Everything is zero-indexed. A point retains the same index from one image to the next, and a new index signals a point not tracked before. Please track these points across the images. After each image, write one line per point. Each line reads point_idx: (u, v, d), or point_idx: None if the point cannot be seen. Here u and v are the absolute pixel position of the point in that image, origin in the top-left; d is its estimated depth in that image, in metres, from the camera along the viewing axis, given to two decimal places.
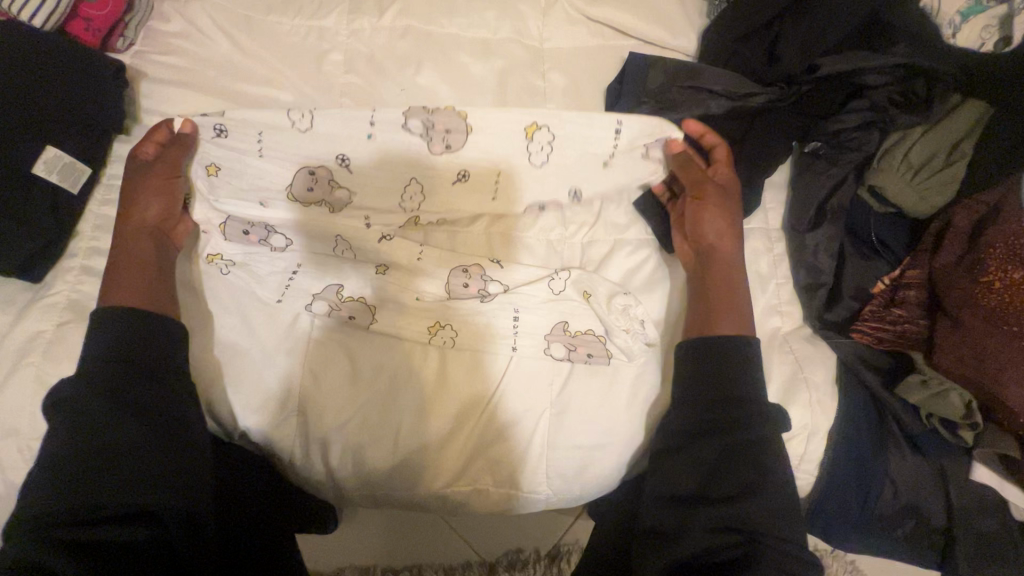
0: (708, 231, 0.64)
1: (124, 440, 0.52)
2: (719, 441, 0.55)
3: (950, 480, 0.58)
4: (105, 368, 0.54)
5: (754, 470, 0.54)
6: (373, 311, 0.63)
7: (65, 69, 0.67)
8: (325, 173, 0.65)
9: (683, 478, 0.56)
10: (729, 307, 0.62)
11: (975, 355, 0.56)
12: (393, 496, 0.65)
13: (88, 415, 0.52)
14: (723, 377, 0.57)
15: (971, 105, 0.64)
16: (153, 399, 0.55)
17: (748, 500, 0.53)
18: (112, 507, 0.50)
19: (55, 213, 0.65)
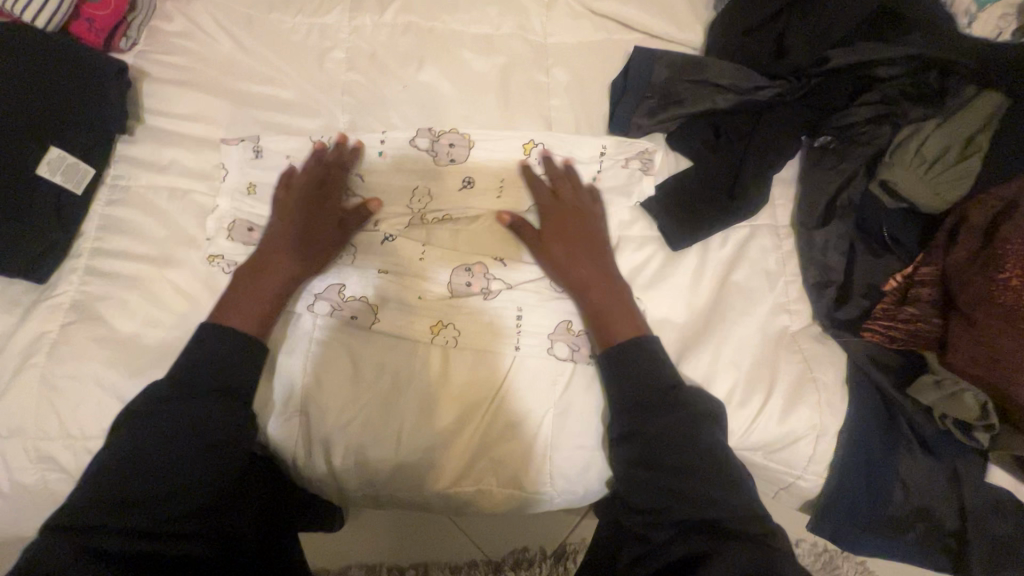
0: (577, 257, 0.63)
1: (173, 448, 0.53)
2: (652, 439, 0.54)
3: (963, 482, 0.57)
4: (175, 376, 0.55)
5: (702, 465, 0.53)
6: (376, 310, 0.63)
7: (68, 70, 0.67)
8: (341, 182, 0.67)
9: (635, 476, 0.55)
10: (620, 318, 0.60)
11: (992, 355, 0.54)
12: (395, 496, 0.64)
13: (152, 418, 0.54)
14: (639, 380, 0.56)
15: (984, 98, 0.62)
16: (214, 412, 0.55)
17: (696, 497, 0.52)
18: (149, 513, 0.51)
19: (59, 214, 0.65)
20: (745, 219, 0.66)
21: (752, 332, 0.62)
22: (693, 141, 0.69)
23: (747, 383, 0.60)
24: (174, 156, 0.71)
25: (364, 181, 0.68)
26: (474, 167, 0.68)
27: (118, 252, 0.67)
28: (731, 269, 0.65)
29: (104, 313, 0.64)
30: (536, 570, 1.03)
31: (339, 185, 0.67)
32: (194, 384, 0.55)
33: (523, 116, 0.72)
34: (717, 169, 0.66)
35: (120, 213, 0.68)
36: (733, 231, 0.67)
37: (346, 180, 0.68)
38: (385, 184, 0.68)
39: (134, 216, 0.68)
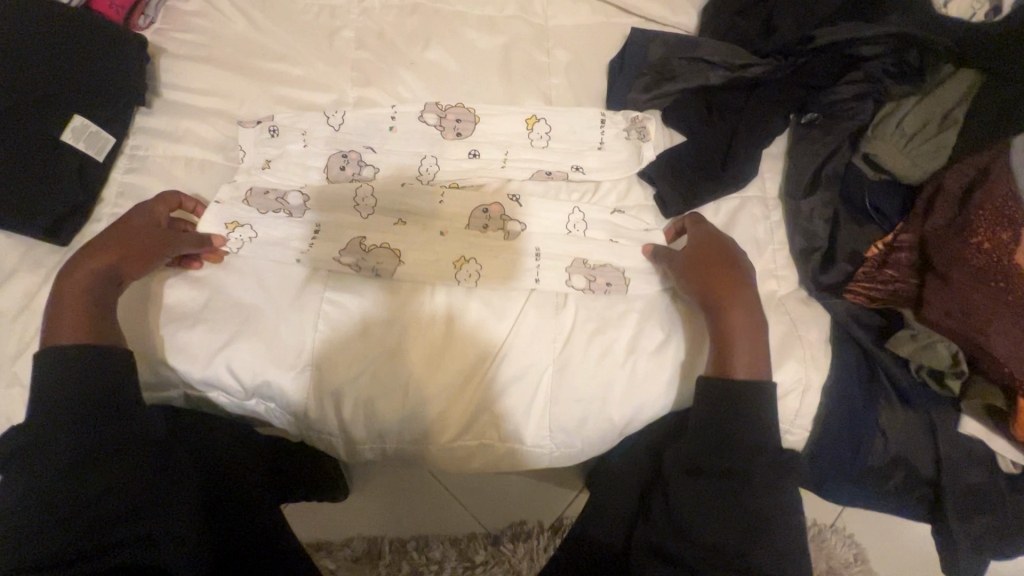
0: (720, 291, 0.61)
1: (60, 448, 0.54)
2: (728, 487, 0.56)
3: (939, 434, 0.60)
4: (55, 412, 0.55)
5: (766, 514, 0.55)
6: (398, 255, 0.66)
7: (90, 44, 0.70)
8: (354, 155, 0.71)
9: (699, 523, 0.56)
10: (744, 350, 0.60)
11: (963, 310, 0.57)
12: (402, 450, 0.68)
13: (48, 451, 0.54)
14: (735, 417, 0.58)
15: (964, 75, 0.65)
16: (102, 430, 0.55)
17: (761, 544, 0.54)
18: (48, 511, 0.52)
19: (81, 179, 0.68)
20: (734, 193, 0.70)
21: None
22: (686, 116, 0.71)
23: None
24: (190, 127, 0.74)
25: (376, 153, 0.71)
26: (474, 133, 0.72)
27: None
28: None
29: None
30: (534, 542, 1.07)
31: (351, 157, 0.71)
32: (81, 408, 0.55)
33: (525, 93, 0.76)
34: (712, 140, 0.70)
35: (138, 181, 0.71)
36: (725, 203, 0.70)
37: (359, 154, 0.71)
38: (394, 154, 0.71)
39: (152, 184, 0.71)
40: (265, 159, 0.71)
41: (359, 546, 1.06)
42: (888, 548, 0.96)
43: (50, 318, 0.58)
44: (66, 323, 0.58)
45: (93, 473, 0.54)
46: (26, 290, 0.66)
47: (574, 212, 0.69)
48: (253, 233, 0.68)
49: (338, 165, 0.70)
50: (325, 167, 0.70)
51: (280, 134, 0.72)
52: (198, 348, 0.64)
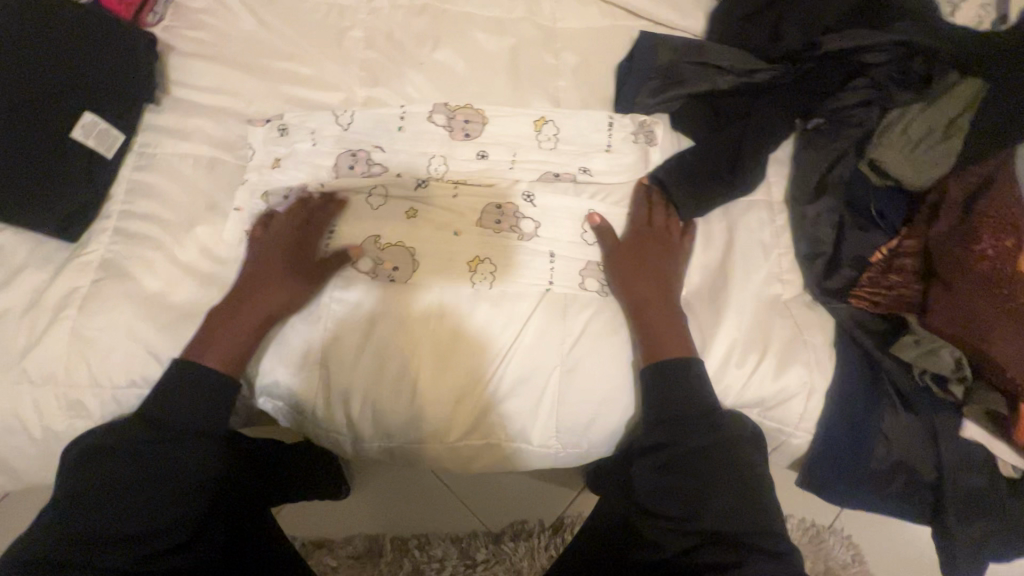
0: (639, 288, 0.66)
1: (128, 458, 0.59)
2: (665, 459, 0.60)
3: (941, 440, 0.61)
4: (124, 440, 0.59)
5: (709, 477, 0.59)
6: (411, 252, 0.67)
7: (99, 41, 0.70)
8: (363, 154, 0.71)
9: (644, 492, 0.61)
10: (665, 336, 0.63)
11: (968, 316, 0.58)
12: (408, 450, 0.68)
13: (111, 476, 0.58)
14: (677, 400, 0.61)
15: (969, 83, 0.65)
16: (162, 463, 0.59)
17: (702, 507, 0.58)
18: (107, 514, 0.57)
19: (91, 176, 0.68)
20: (740, 197, 0.70)
21: (748, 297, 0.66)
22: (693, 121, 0.73)
23: (742, 344, 0.64)
24: (199, 125, 0.74)
25: (386, 151, 0.71)
26: (484, 130, 0.72)
27: (145, 215, 0.70)
28: (728, 241, 0.70)
29: (132, 271, 0.67)
30: (535, 540, 1.07)
31: (360, 156, 0.71)
32: (148, 439, 0.59)
33: (533, 95, 0.76)
34: (721, 144, 0.70)
35: (147, 178, 0.71)
36: (731, 207, 0.71)
37: (368, 152, 0.71)
38: (403, 153, 0.71)
39: (160, 181, 0.71)
40: (275, 158, 0.71)
41: (360, 543, 1.06)
42: (885, 549, 0.97)
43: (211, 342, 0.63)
44: (218, 348, 0.63)
45: (138, 487, 0.58)
46: (35, 285, 0.66)
47: (584, 215, 0.70)
48: (274, 237, 0.69)
49: (347, 164, 0.70)
50: (336, 165, 0.70)
51: (289, 133, 0.72)
52: None
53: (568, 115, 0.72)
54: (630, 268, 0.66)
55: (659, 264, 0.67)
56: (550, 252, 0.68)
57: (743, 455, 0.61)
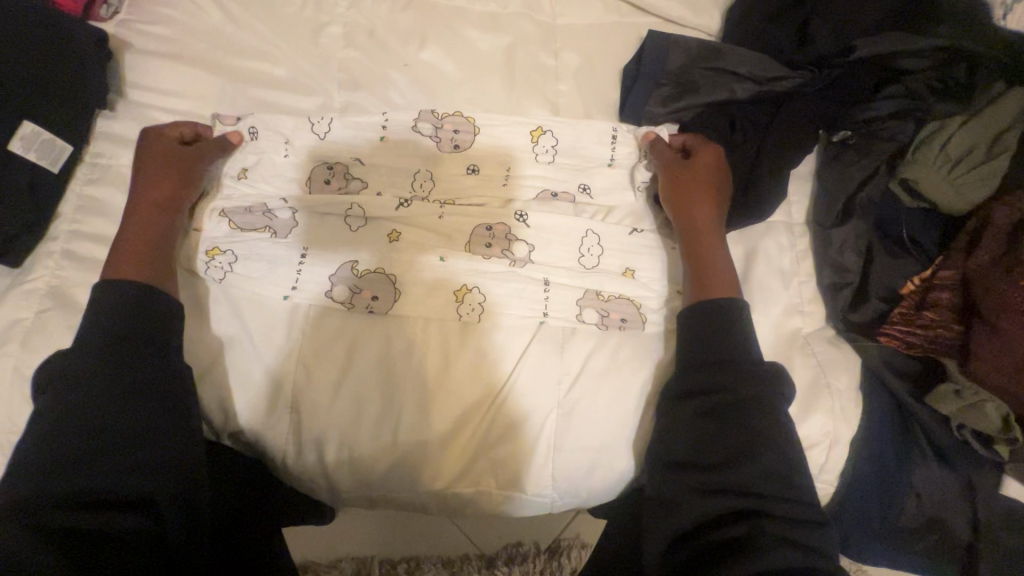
0: (695, 214, 0.60)
1: (102, 383, 0.48)
2: (718, 403, 0.52)
3: (977, 496, 0.55)
4: (89, 356, 0.49)
5: (760, 429, 0.51)
6: (394, 280, 0.61)
7: (42, 39, 0.62)
8: (340, 167, 0.64)
9: (681, 441, 0.53)
10: (717, 273, 0.58)
11: (1015, 365, 0.52)
12: (390, 498, 0.62)
13: (85, 395, 0.47)
14: (717, 341, 0.54)
15: (1016, 94, 0.60)
16: (133, 380, 0.49)
17: (746, 461, 0.50)
18: (79, 446, 0.46)
19: (35, 192, 0.61)
20: (758, 221, 0.63)
21: (764, 332, 0.60)
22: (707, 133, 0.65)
23: None
24: None
25: (364, 164, 0.64)
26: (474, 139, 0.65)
27: (98, 236, 0.63)
28: (746, 269, 0.63)
29: (82, 300, 0.60)
30: (530, 564, 1.02)
31: (337, 169, 0.64)
32: (116, 354, 0.49)
33: (530, 100, 0.69)
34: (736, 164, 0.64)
35: (101, 194, 0.64)
36: (748, 229, 0.64)
37: (347, 163, 0.64)
38: (386, 165, 0.64)
39: (115, 197, 0.64)
40: (240, 167, 0.64)
41: (348, 566, 1.01)
42: None
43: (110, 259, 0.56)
44: (128, 264, 0.55)
45: (116, 410, 0.48)
46: None
47: (585, 237, 0.63)
48: (236, 260, 0.61)
49: (324, 180, 0.63)
50: (309, 180, 0.63)
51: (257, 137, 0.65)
52: None
53: (573, 124, 0.65)
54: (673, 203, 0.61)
55: (711, 193, 0.61)
56: (546, 280, 0.61)
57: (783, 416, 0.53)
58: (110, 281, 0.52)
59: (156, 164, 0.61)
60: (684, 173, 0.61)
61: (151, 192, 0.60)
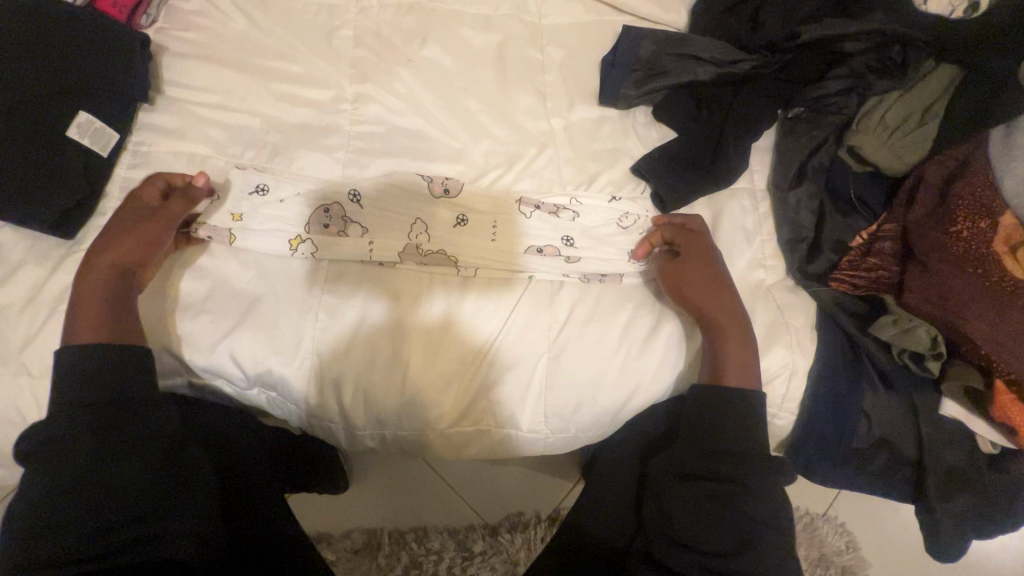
0: (707, 300, 0.65)
1: (88, 449, 0.55)
2: (720, 488, 0.58)
3: (920, 415, 0.63)
4: (71, 423, 0.56)
5: (753, 515, 0.57)
6: (399, 240, 0.68)
7: (93, 43, 0.71)
8: (337, 208, 0.69)
9: (683, 520, 0.59)
10: (734, 358, 0.63)
11: (942, 296, 0.60)
12: (400, 437, 0.70)
13: (65, 458, 0.55)
14: (725, 433, 0.61)
15: (945, 69, 0.68)
16: (115, 440, 0.57)
17: (748, 551, 0.56)
18: (77, 502, 0.53)
19: (86, 175, 0.69)
20: (724, 186, 0.72)
21: (731, 282, 0.68)
22: (677, 113, 0.75)
23: None
24: (191, 122, 0.75)
25: (362, 207, 0.70)
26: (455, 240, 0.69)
27: None
28: (714, 230, 0.71)
29: None
30: (532, 533, 1.07)
31: (335, 210, 0.69)
32: (94, 418, 0.57)
33: (519, 90, 0.77)
34: (702, 137, 0.73)
35: (141, 175, 0.72)
36: (715, 196, 0.72)
37: (343, 214, 0.69)
38: (395, 150, 0.74)
39: None
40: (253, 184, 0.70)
41: (359, 537, 1.05)
42: (878, 532, 0.99)
43: (75, 309, 0.62)
44: (92, 325, 0.60)
45: (106, 469, 0.55)
46: (32, 282, 0.68)
47: (569, 204, 0.71)
48: (259, 216, 0.69)
49: (322, 213, 0.69)
50: (311, 222, 0.69)
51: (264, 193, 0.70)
52: (202, 338, 0.66)
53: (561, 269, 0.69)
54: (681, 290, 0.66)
55: (715, 283, 0.66)
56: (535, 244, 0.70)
57: (778, 501, 0.59)
58: (85, 344, 0.59)
59: (130, 230, 0.64)
60: (690, 269, 0.66)
61: (122, 257, 0.63)
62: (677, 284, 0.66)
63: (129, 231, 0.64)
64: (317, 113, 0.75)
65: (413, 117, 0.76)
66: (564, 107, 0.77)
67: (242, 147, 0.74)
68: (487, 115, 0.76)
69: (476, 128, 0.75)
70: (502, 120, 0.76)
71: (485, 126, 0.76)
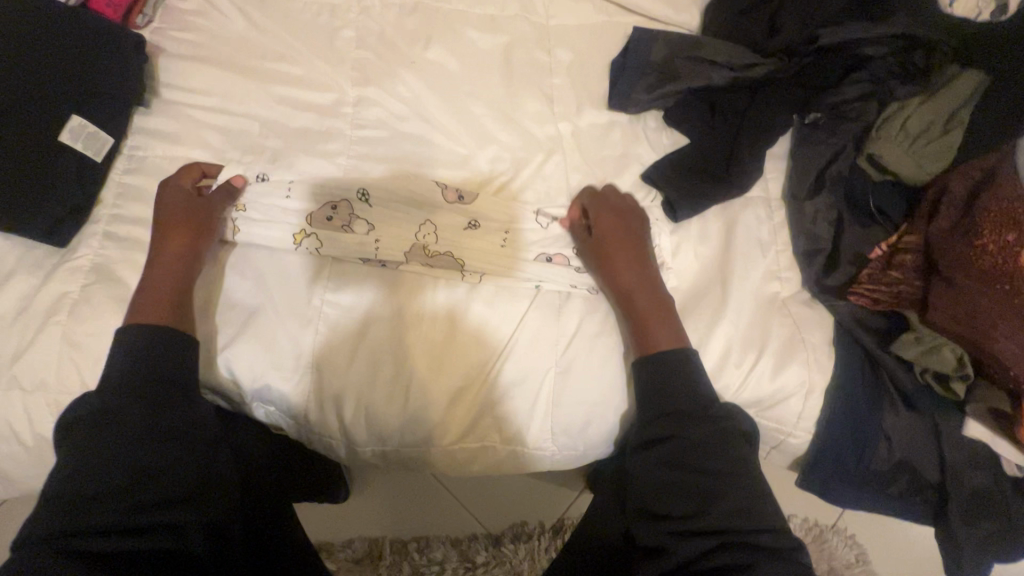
0: (622, 272, 0.64)
1: (135, 424, 0.53)
2: (672, 449, 0.56)
3: (943, 435, 0.62)
4: (121, 397, 0.54)
5: (711, 468, 0.55)
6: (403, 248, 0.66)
7: (86, 44, 0.69)
8: (344, 207, 0.66)
9: (649, 490, 0.57)
10: (659, 328, 0.62)
11: (969, 314, 0.57)
12: (404, 453, 0.68)
13: (108, 434, 0.52)
14: (670, 393, 0.58)
15: (970, 74, 0.64)
16: (165, 420, 0.55)
17: (713, 505, 0.54)
18: (115, 477, 0.51)
19: (79, 181, 0.67)
20: (739, 194, 0.69)
21: (746, 295, 0.66)
22: (692, 118, 0.72)
23: (739, 344, 0.63)
24: (188, 126, 0.72)
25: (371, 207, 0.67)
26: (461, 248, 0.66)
27: (135, 219, 0.69)
28: (727, 240, 0.68)
29: (122, 275, 0.66)
30: (536, 543, 1.04)
31: (342, 208, 0.67)
32: (143, 394, 0.55)
33: (526, 93, 0.75)
34: (716, 143, 0.70)
35: (136, 181, 0.70)
36: (729, 205, 0.70)
37: (349, 210, 0.67)
38: (398, 154, 0.71)
39: (149, 184, 0.70)
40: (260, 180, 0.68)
41: (360, 546, 1.03)
42: (889, 543, 0.97)
43: (132, 300, 0.61)
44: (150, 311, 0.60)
45: (149, 447, 0.53)
46: (24, 291, 0.66)
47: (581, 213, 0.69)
48: (257, 224, 0.67)
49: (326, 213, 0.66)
50: (313, 219, 0.66)
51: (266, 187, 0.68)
52: (200, 351, 0.64)
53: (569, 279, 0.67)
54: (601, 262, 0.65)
55: (633, 254, 0.64)
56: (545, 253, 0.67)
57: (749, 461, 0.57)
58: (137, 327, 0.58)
59: (173, 220, 0.64)
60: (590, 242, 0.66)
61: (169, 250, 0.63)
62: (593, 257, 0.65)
63: (182, 221, 0.64)
64: (317, 117, 0.73)
65: (417, 121, 0.73)
66: (572, 111, 0.75)
67: (241, 151, 0.71)
68: (493, 119, 0.73)
69: (482, 133, 0.73)
70: (509, 125, 0.73)
71: (491, 131, 0.73)
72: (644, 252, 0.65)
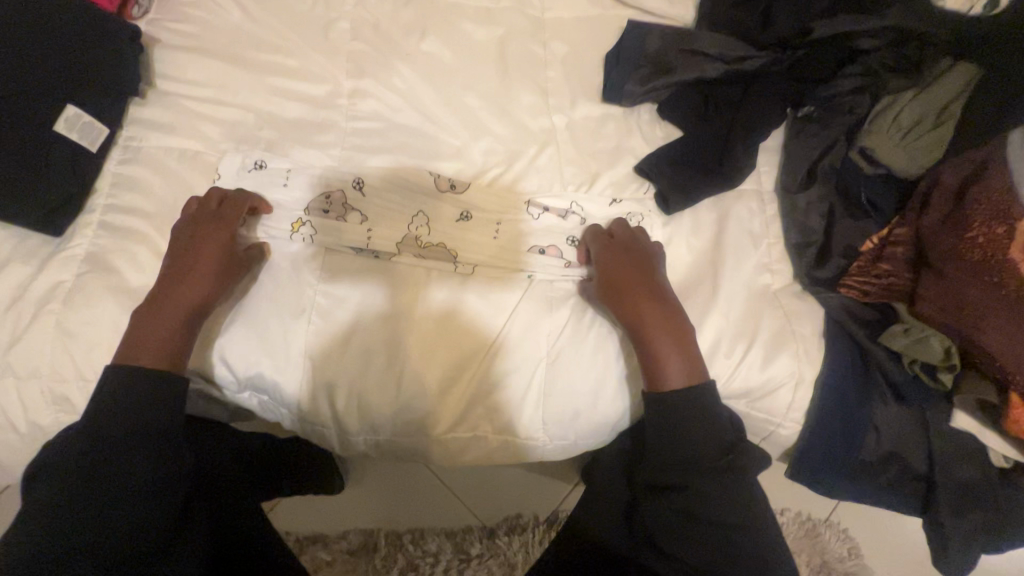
0: (639, 306, 0.62)
1: (119, 484, 0.55)
2: (685, 500, 0.59)
3: (931, 426, 0.62)
4: (107, 450, 0.55)
5: (733, 521, 0.58)
6: (395, 242, 0.67)
7: (81, 34, 0.69)
8: (338, 196, 0.67)
9: (667, 530, 0.61)
10: (672, 362, 0.60)
11: (957, 305, 0.58)
12: (396, 442, 0.69)
13: (90, 486, 0.54)
14: (679, 435, 0.59)
15: (962, 68, 0.64)
16: (149, 477, 0.56)
17: (734, 558, 0.58)
18: (86, 534, 0.53)
19: (74, 171, 0.68)
20: (732, 187, 0.69)
21: (738, 288, 0.66)
22: (683, 110, 0.72)
23: (730, 335, 0.64)
24: (183, 117, 0.73)
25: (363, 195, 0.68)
26: (458, 239, 0.67)
27: (130, 209, 0.69)
28: (719, 232, 0.69)
29: (117, 264, 0.67)
30: (530, 536, 1.05)
31: (336, 197, 0.68)
32: (127, 449, 0.55)
33: (520, 86, 0.75)
34: (708, 137, 0.70)
35: (131, 171, 0.71)
36: (721, 198, 0.70)
37: (342, 200, 0.67)
38: (392, 147, 0.72)
39: (144, 174, 0.70)
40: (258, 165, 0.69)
41: (355, 538, 1.04)
42: (880, 537, 0.98)
43: (138, 322, 0.59)
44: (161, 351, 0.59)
45: (125, 506, 0.55)
46: (19, 281, 0.66)
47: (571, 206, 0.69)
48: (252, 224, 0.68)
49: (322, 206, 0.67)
50: (308, 207, 0.67)
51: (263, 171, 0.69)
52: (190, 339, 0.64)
53: (551, 272, 0.67)
54: (617, 292, 0.63)
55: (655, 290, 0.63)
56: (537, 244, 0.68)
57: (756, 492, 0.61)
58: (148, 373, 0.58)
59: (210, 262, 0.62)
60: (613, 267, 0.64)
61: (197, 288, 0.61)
62: (611, 282, 0.63)
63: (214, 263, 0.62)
64: (312, 109, 0.73)
65: (411, 113, 0.73)
66: (566, 104, 0.75)
67: (235, 142, 0.72)
68: (487, 112, 0.74)
69: (475, 126, 0.73)
70: (503, 117, 0.74)
71: (484, 123, 0.73)
72: (661, 285, 0.64)
